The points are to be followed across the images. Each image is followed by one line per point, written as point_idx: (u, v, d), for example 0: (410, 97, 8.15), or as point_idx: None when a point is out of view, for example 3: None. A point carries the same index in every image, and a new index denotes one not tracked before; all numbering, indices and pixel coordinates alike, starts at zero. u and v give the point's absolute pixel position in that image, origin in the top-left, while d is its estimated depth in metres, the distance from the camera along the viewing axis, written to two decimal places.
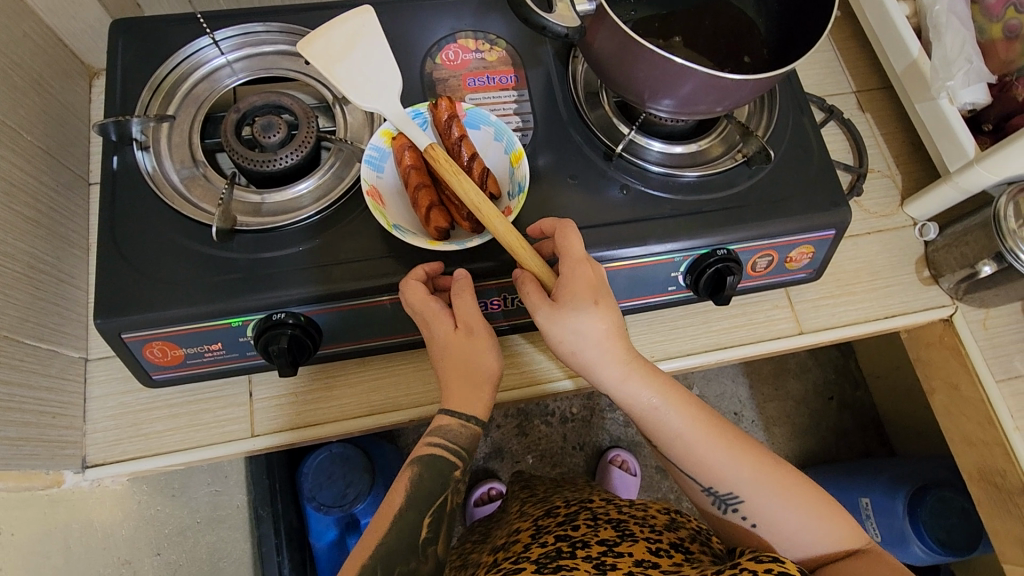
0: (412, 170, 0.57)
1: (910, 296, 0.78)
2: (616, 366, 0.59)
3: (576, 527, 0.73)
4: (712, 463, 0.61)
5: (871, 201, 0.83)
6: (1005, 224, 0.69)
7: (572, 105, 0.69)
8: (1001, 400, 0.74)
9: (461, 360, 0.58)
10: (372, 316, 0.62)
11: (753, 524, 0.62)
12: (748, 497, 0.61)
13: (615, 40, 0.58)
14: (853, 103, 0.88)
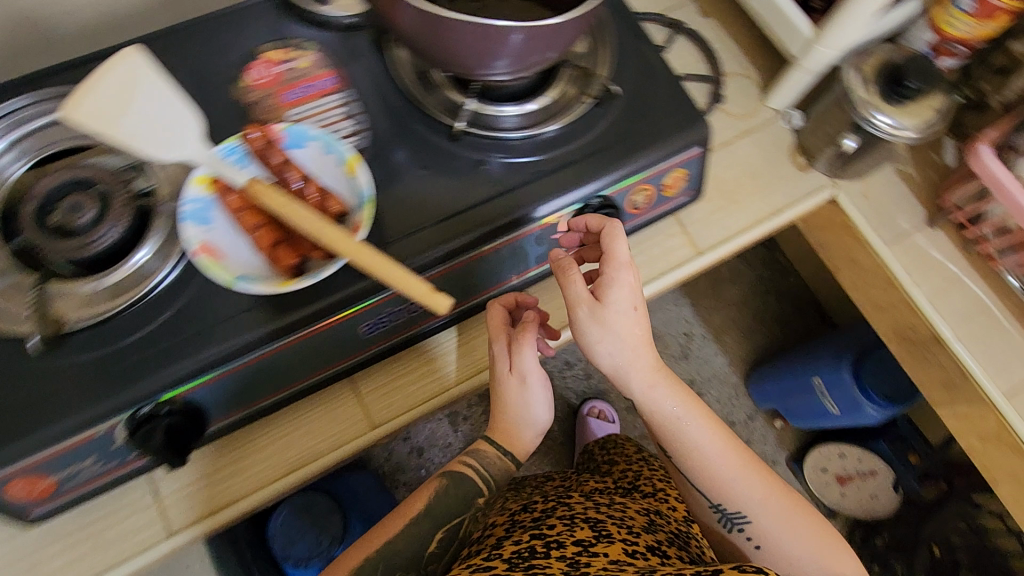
0: (242, 211, 0.52)
1: (792, 187, 0.79)
2: (644, 375, 0.63)
3: (552, 525, 0.70)
4: (720, 470, 0.66)
5: (734, 105, 0.82)
6: (856, 94, 0.69)
7: (403, 92, 0.64)
8: (895, 262, 0.77)
9: (512, 402, 0.68)
10: (256, 374, 0.57)
11: (757, 546, 0.67)
12: (758, 519, 0.66)
13: (421, 17, 0.54)
14: (695, 10, 0.86)
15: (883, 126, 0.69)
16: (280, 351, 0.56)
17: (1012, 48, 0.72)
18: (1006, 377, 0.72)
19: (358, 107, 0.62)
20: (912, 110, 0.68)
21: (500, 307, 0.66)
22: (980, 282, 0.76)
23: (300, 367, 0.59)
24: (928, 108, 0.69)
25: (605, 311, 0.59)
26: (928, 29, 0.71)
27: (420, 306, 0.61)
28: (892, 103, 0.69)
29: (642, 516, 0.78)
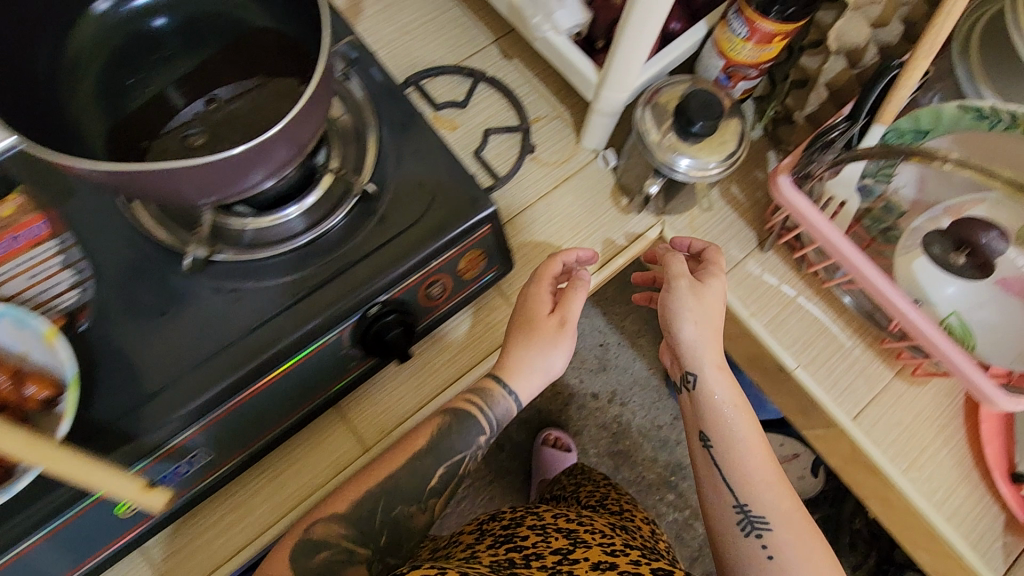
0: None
1: (617, 232, 0.75)
2: (719, 353, 0.67)
3: (524, 536, 0.70)
4: (745, 462, 0.65)
5: (548, 151, 0.77)
6: (649, 139, 0.65)
7: (136, 224, 0.56)
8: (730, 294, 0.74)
9: (541, 333, 0.63)
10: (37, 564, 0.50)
11: (770, 557, 0.61)
12: (778, 525, 0.62)
13: (103, 177, 0.45)
14: (497, 53, 0.81)
15: (682, 169, 0.65)
16: (17, 559, 0.48)
17: (803, 63, 0.69)
18: (851, 399, 0.70)
19: (78, 254, 0.55)
20: (708, 146, 0.65)
21: (562, 261, 0.66)
22: (816, 300, 0.74)
23: (53, 566, 0.51)
24: (723, 142, 0.65)
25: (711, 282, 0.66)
26: (716, 55, 0.68)
27: (189, 466, 0.55)
28: (687, 143, 0.65)
29: (618, 524, 0.78)
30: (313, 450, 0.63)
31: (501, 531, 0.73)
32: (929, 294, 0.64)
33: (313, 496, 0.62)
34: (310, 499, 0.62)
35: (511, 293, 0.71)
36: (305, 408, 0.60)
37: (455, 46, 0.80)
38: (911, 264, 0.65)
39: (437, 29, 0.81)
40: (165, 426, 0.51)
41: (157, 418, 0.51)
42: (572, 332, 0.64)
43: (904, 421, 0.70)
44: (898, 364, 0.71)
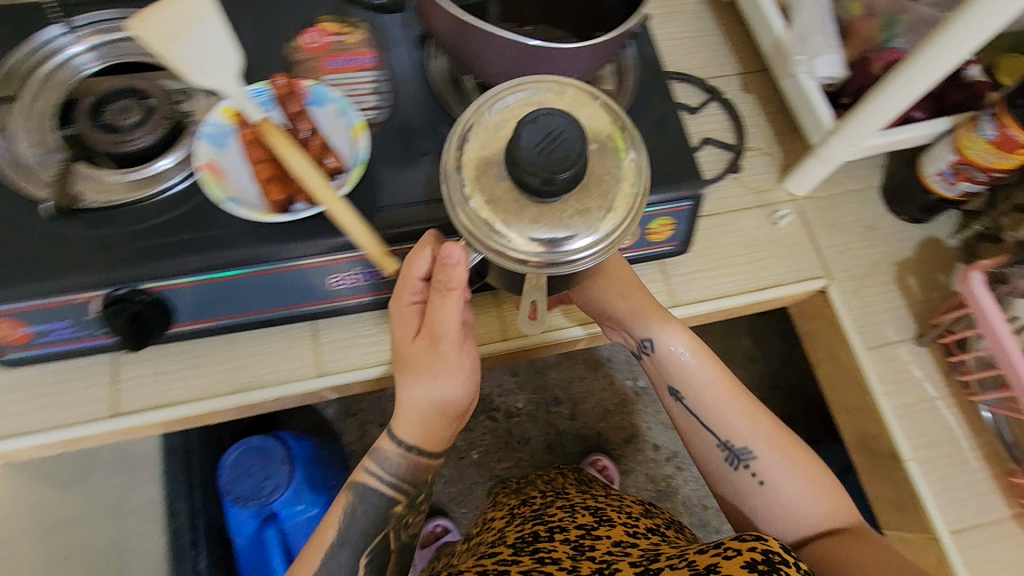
0: (250, 145, 0.58)
1: (785, 269, 0.80)
2: (707, 371, 0.69)
3: (552, 513, 0.76)
4: (724, 410, 0.68)
5: (751, 176, 0.84)
6: (466, 210, 0.51)
7: (433, 87, 0.68)
8: (871, 366, 0.76)
9: (411, 367, 0.60)
10: (246, 288, 0.62)
11: (759, 483, 0.67)
12: (763, 447, 0.67)
13: (449, 30, 0.60)
14: (737, 84, 0.89)
15: (544, 254, 0.50)
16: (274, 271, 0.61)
17: None
18: (957, 513, 0.70)
19: (386, 87, 0.68)
20: (576, 211, 0.51)
21: (428, 255, 0.58)
22: (954, 410, 0.74)
23: (267, 296, 0.64)
24: (601, 199, 0.51)
25: (405, 413, 0.61)
26: (950, 149, 0.72)
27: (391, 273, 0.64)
28: (516, 219, 0.50)
29: (637, 504, 0.83)
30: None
31: (531, 510, 0.79)
32: None
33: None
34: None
35: (673, 274, 0.78)
36: None
37: (705, 65, 0.90)
38: None
39: (693, 46, 0.91)
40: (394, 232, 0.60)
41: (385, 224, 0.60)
42: (439, 351, 0.59)
43: (1003, 558, 0.69)
44: (1019, 505, 0.70)
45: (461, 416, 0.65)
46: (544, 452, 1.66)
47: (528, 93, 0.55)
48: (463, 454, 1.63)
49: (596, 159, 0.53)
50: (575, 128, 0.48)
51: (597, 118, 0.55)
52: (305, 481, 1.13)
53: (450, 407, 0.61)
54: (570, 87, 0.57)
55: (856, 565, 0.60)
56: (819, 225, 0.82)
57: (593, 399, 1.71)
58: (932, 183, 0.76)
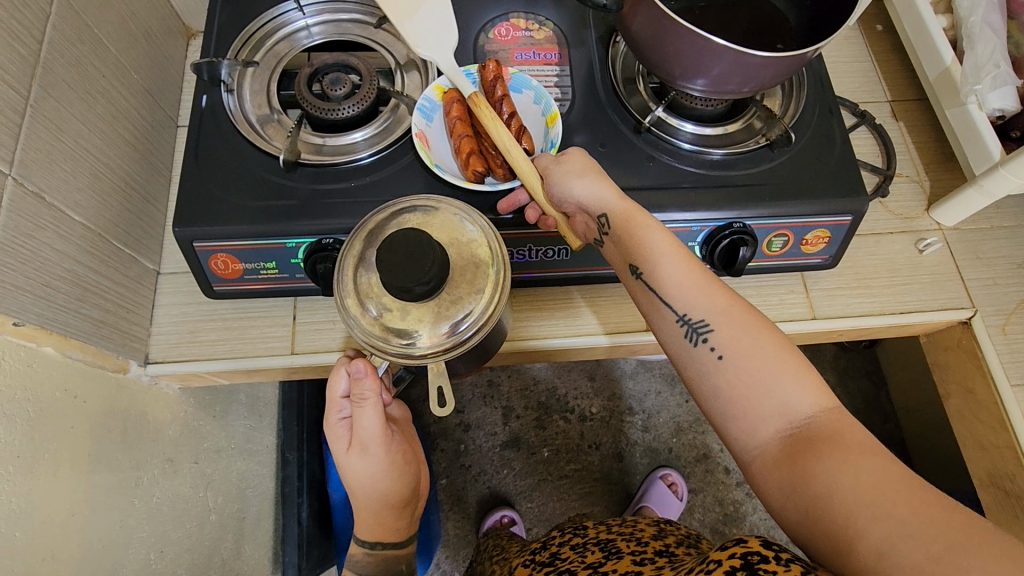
0: (456, 119, 0.66)
1: (928, 295, 0.80)
2: (672, 249, 0.57)
3: (566, 556, 0.83)
4: (688, 287, 0.56)
5: (897, 203, 0.85)
6: (366, 333, 0.56)
7: (610, 86, 0.75)
8: (1014, 403, 0.74)
9: (356, 470, 0.74)
10: None
11: (720, 356, 0.53)
12: (720, 324, 0.54)
13: (646, 28, 0.64)
14: (887, 111, 0.90)
15: (444, 337, 0.56)
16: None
17: None
18: None
19: (568, 81, 0.76)
20: (451, 300, 0.56)
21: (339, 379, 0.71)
22: None
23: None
24: (470, 288, 0.57)
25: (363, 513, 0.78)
26: None
27: (555, 254, 0.74)
28: (413, 323, 0.56)
29: (650, 527, 0.88)
30: (613, 306, 0.82)
31: (548, 556, 0.87)
32: None
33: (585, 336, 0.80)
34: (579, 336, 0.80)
35: (813, 288, 0.80)
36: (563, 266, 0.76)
37: (856, 91, 0.91)
38: None
39: (845, 71, 0.92)
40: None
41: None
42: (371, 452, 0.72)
43: None
44: None
45: (404, 503, 0.79)
46: (612, 459, 1.68)
47: (409, 211, 0.61)
48: (533, 450, 1.66)
49: (456, 259, 0.59)
50: (428, 240, 0.53)
51: (447, 228, 0.60)
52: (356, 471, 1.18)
53: (386, 499, 0.76)
54: (420, 204, 0.61)
55: (831, 473, 0.45)
56: (966, 257, 0.82)
57: (667, 415, 1.71)
58: None
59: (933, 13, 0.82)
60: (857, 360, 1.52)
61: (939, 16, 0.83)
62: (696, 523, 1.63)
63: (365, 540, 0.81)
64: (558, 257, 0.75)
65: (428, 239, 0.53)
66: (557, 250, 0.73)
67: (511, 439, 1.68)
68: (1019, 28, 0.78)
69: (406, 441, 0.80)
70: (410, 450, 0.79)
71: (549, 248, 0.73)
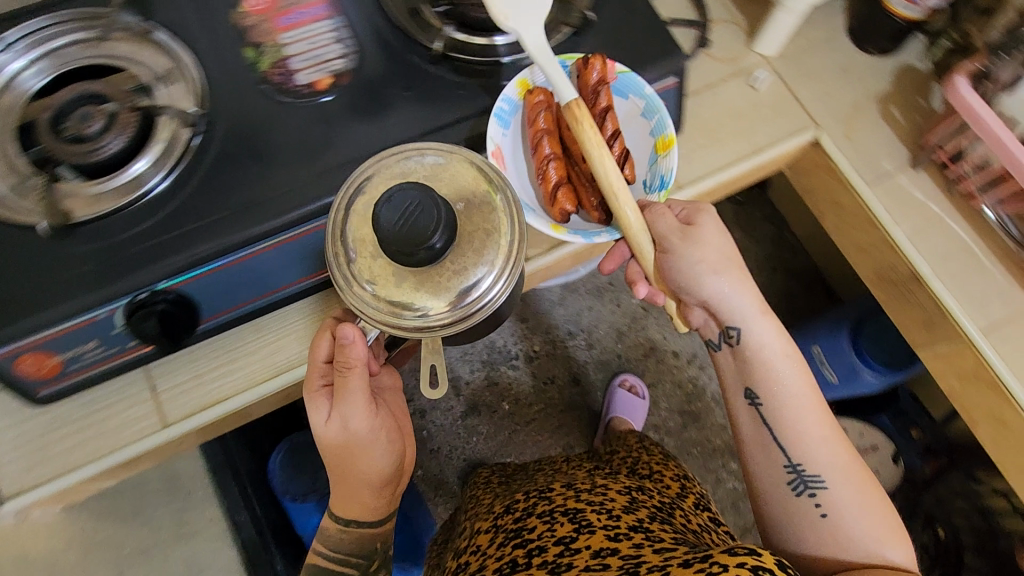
0: (541, 137, 0.66)
1: (773, 128, 0.81)
2: (804, 388, 0.69)
3: (533, 527, 0.85)
4: (802, 429, 0.68)
5: (720, 48, 0.84)
6: (369, 306, 0.55)
7: (393, 26, 0.67)
8: (875, 200, 0.78)
9: (340, 445, 0.70)
10: (262, 268, 0.63)
11: (822, 514, 0.66)
12: (834, 487, 0.66)
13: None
14: None
15: (451, 305, 0.56)
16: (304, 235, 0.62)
17: None
18: (982, 314, 0.73)
19: (346, 33, 0.66)
20: (454, 272, 0.56)
21: (319, 349, 0.66)
22: (961, 221, 0.76)
23: (286, 269, 0.65)
24: (475, 258, 0.56)
25: (342, 489, 0.75)
26: None
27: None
28: (418, 292, 0.56)
29: (621, 498, 0.90)
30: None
31: (514, 524, 0.89)
32: None
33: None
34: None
35: None
36: None
37: None
38: None
39: None
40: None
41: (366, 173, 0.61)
42: (353, 427, 0.68)
43: None
44: None
45: (387, 483, 0.76)
46: (570, 386, 1.70)
47: (405, 162, 0.60)
48: (494, 407, 1.66)
49: (465, 219, 0.58)
50: (435, 200, 0.53)
51: (455, 185, 0.59)
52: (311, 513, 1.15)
53: (366, 477, 0.73)
54: (430, 154, 0.60)
55: (868, 535, 0.64)
56: (797, 79, 0.83)
57: (606, 325, 1.73)
58: (896, 7, 0.77)
59: None
60: (752, 210, 1.57)
61: None
62: (665, 412, 1.69)
63: (337, 512, 0.78)
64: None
65: (435, 199, 0.53)
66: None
67: (470, 407, 1.66)
68: None
69: (392, 419, 0.76)
70: (397, 427, 0.76)
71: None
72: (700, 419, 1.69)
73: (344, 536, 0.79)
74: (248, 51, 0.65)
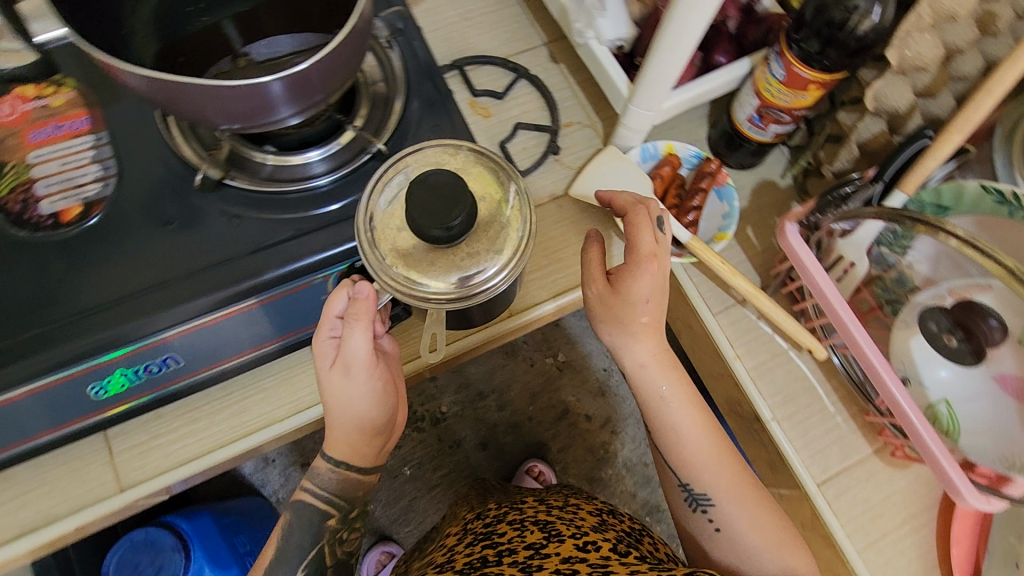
0: (657, 179, 0.74)
1: (620, 247, 0.75)
2: (721, 468, 0.61)
3: (502, 532, 0.68)
4: (697, 461, 0.60)
5: (571, 155, 0.79)
6: (388, 273, 0.56)
7: (170, 147, 0.61)
8: (719, 331, 0.73)
9: (337, 395, 0.62)
10: (19, 412, 0.56)
11: (717, 529, 0.61)
12: (720, 500, 0.60)
13: (144, 81, 0.49)
14: (545, 56, 0.83)
15: (457, 285, 0.57)
16: (14, 402, 0.54)
17: (839, 118, 0.69)
18: (820, 464, 0.69)
19: (109, 151, 0.61)
20: (466, 256, 0.57)
21: (338, 300, 0.60)
22: (807, 358, 0.72)
23: (44, 414, 0.58)
24: (487, 245, 0.57)
25: (335, 440, 0.65)
26: (752, 94, 0.69)
27: (162, 366, 0.60)
28: (427, 270, 0.56)
29: (593, 516, 0.71)
30: (280, 385, 0.70)
31: (483, 528, 0.72)
32: (919, 374, 0.61)
33: (242, 439, 0.68)
34: (247, 436, 0.68)
35: None
36: (195, 368, 0.63)
37: (507, 41, 0.83)
38: (908, 339, 0.62)
39: (493, 20, 0.83)
40: (130, 327, 0.55)
41: (100, 325, 0.55)
42: (350, 379, 0.61)
43: (871, 499, 0.67)
44: (879, 441, 0.69)
45: (383, 431, 0.67)
46: (477, 451, 1.50)
47: (431, 149, 0.61)
48: (393, 473, 1.48)
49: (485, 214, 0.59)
50: (462, 186, 0.54)
51: (482, 178, 0.61)
52: (209, 559, 1.06)
53: (360, 425, 0.64)
54: (464, 150, 0.62)
55: (758, 550, 0.59)
56: None
57: (518, 385, 1.53)
58: (746, 130, 0.73)
59: None
60: None
61: None
62: (574, 480, 1.50)
63: (330, 455, 0.66)
64: (168, 367, 0.61)
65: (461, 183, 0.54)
66: (160, 361, 0.60)
67: None
68: None
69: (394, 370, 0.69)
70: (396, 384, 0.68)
71: (144, 365, 0.59)
72: (613, 488, 1.51)
73: (334, 482, 0.67)
74: None
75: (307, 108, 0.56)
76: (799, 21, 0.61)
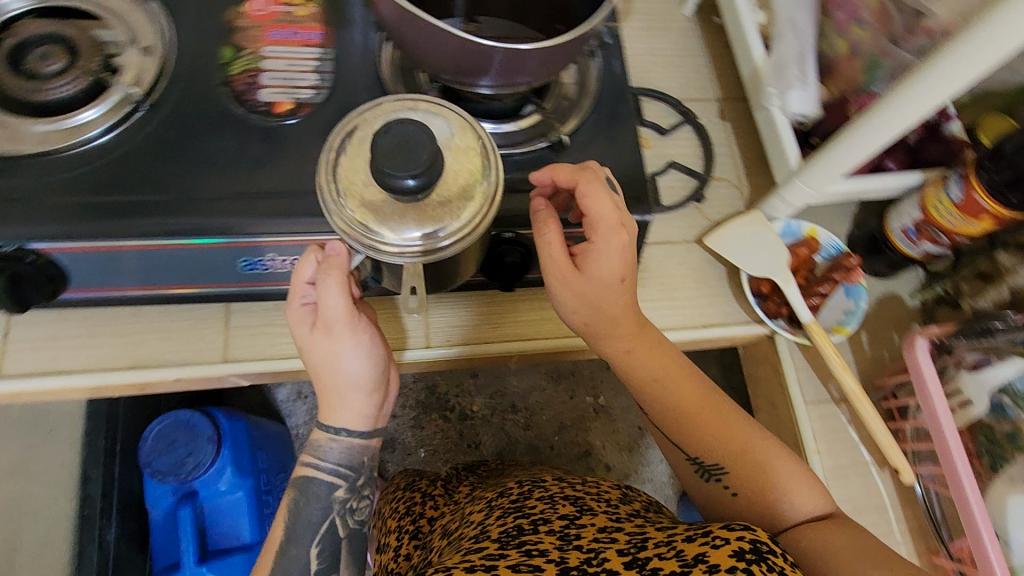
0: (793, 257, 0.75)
1: (735, 308, 0.76)
2: (732, 441, 0.59)
3: (533, 504, 0.65)
4: (718, 443, 0.59)
5: (712, 208, 0.80)
6: (340, 214, 0.50)
7: (377, 80, 0.67)
8: (807, 421, 0.72)
9: (325, 355, 0.57)
10: (171, 261, 0.61)
11: (733, 494, 0.58)
12: (732, 468, 0.59)
13: (396, 10, 0.54)
14: (715, 110, 0.85)
15: (422, 244, 0.50)
16: (123, 251, 0.58)
17: (999, 258, 0.69)
18: None
19: (328, 66, 0.67)
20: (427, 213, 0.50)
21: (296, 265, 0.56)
22: (886, 479, 0.70)
23: (182, 272, 0.63)
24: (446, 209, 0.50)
25: (330, 405, 0.60)
26: (916, 206, 0.69)
27: (263, 265, 0.63)
28: (397, 221, 0.50)
29: (614, 489, 0.71)
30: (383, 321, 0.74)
31: (511, 500, 0.69)
32: (1011, 536, 0.58)
33: None
34: None
35: None
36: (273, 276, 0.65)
37: (684, 86, 0.86)
38: (1007, 495, 0.60)
39: (677, 64, 0.87)
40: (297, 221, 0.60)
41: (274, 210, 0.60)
42: (337, 338, 0.56)
43: None
44: None
45: (380, 388, 0.61)
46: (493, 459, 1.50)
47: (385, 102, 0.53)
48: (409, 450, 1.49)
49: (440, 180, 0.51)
50: (425, 139, 0.48)
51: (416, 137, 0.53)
52: (232, 463, 1.08)
53: (351, 386, 0.58)
54: (429, 107, 0.54)
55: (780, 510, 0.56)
56: None
57: (553, 412, 1.53)
58: (896, 240, 0.74)
59: (749, 8, 0.77)
60: None
61: (758, 11, 0.78)
62: None
63: (328, 422, 0.61)
64: (267, 268, 0.63)
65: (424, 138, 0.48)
66: (252, 260, 0.62)
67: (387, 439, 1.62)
68: (831, 27, 0.74)
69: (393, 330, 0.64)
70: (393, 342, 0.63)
71: (245, 259, 0.61)
72: None
73: (339, 451, 0.62)
74: (226, 51, 0.65)
75: (510, 84, 0.59)
76: (996, 151, 0.61)
